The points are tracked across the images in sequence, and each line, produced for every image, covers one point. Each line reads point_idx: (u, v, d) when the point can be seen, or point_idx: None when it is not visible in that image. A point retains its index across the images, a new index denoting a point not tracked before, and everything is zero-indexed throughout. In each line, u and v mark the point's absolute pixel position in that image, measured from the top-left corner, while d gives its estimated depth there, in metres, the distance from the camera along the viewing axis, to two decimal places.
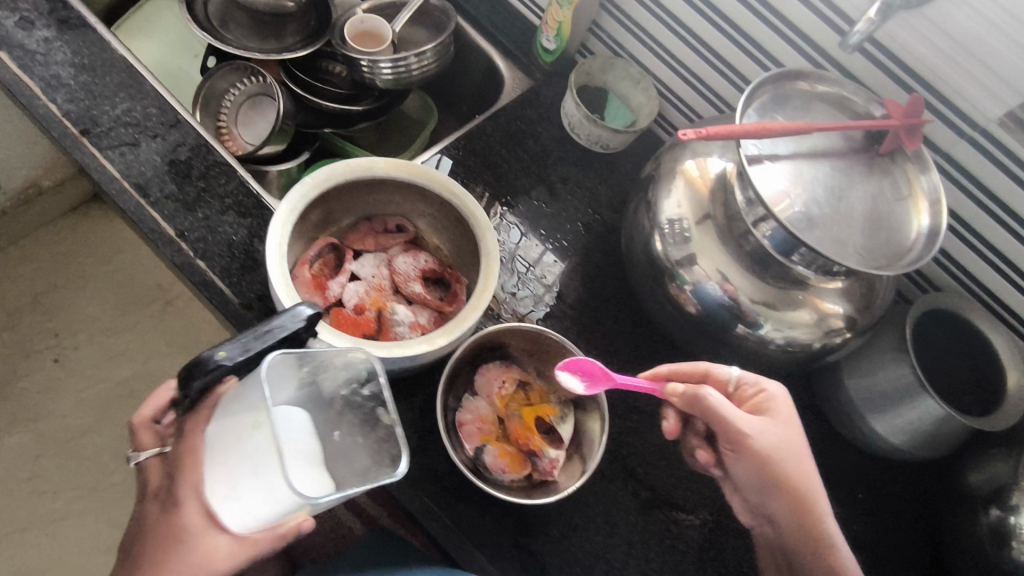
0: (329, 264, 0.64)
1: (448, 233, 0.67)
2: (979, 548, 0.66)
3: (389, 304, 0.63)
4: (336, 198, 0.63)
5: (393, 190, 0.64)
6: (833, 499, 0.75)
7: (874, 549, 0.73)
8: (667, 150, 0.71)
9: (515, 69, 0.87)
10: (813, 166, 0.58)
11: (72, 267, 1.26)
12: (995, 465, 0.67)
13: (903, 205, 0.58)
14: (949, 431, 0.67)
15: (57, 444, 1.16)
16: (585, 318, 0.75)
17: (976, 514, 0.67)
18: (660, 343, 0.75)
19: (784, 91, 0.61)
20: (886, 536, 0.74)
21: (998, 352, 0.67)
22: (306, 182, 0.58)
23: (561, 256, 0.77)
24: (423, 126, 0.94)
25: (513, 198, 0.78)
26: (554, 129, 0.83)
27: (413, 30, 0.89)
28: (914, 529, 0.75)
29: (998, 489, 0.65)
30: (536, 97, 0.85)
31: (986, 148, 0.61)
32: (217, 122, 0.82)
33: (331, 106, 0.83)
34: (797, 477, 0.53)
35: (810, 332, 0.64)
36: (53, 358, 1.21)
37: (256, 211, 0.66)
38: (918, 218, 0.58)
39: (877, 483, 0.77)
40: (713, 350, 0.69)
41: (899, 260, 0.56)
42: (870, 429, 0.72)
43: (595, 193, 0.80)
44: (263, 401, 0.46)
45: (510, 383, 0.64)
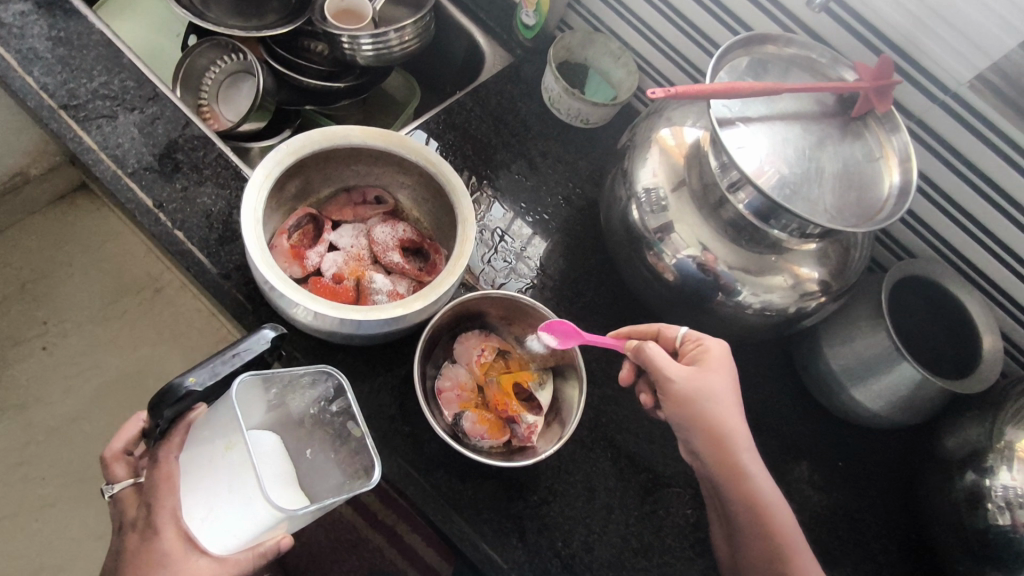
0: (308, 235, 0.64)
1: (426, 203, 0.67)
2: (956, 510, 0.67)
3: (367, 273, 0.63)
4: (313, 168, 0.63)
5: (370, 160, 0.65)
6: (814, 468, 0.76)
7: (855, 516, 0.74)
8: (644, 120, 0.71)
9: (495, 45, 0.87)
10: (784, 128, 0.58)
11: (59, 254, 1.25)
12: (971, 428, 0.68)
13: (874, 166, 0.59)
14: (925, 395, 0.68)
15: (46, 431, 1.16)
16: (566, 290, 0.75)
17: (952, 477, 0.68)
18: (640, 314, 0.75)
19: (756, 56, 0.62)
20: (866, 503, 0.75)
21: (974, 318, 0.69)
22: (281, 149, 0.58)
23: (541, 229, 0.77)
24: (406, 105, 0.94)
25: (494, 172, 0.79)
26: (535, 104, 0.84)
27: (394, 7, 0.90)
28: (893, 495, 0.76)
29: (973, 452, 0.66)
30: (516, 73, 0.85)
31: (957, 112, 0.62)
32: (198, 101, 0.83)
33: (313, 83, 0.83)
34: (717, 417, 0.54)
35: (787, 297, 0.64)
36: (41, 345, 1.21)
37: (234, 183, 0.66)
38: (889, 178, 0.58)
39: (857, 451, 0.77)
40: (691, 318, 0.70)
41: (869, 219, 0.56)
42: (849, 396, 0.72)
43: (575, 167, 0.81)
44: (234, 421, 0.48)
45: (489, 351, 0.64)
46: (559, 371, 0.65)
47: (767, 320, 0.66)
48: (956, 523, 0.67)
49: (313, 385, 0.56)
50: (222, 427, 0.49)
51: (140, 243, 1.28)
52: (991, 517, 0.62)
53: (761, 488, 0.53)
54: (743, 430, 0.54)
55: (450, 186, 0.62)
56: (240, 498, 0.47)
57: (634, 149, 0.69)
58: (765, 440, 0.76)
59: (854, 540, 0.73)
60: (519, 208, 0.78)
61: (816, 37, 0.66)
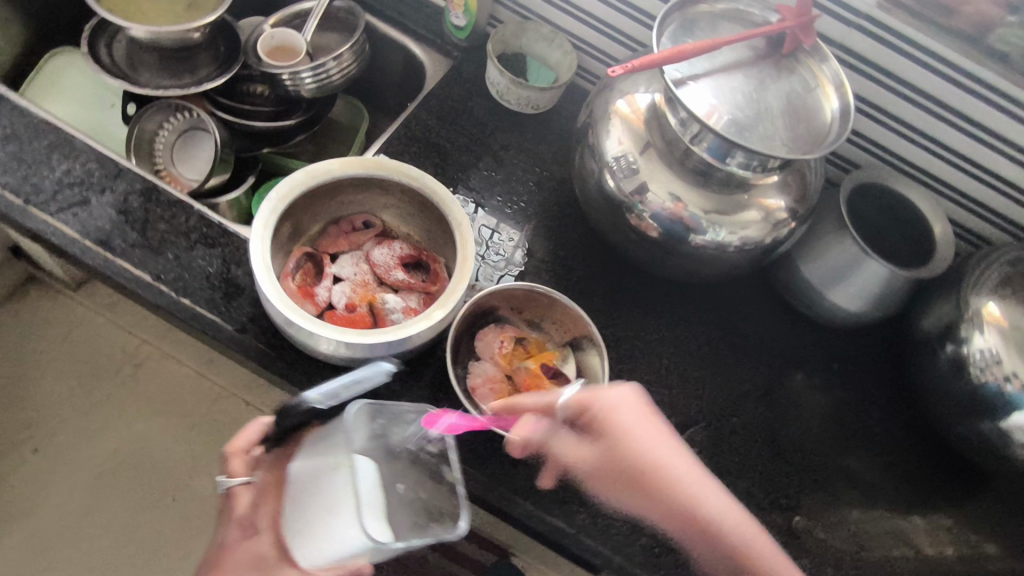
0: (310, 273, 0.66)
1: (414, 218, 0.70)
2: (944, 381, 0.75)
3: (378, 296, 0.66)
4: (301, 208, 0.64)
5: (353, 189, 0.67)
6: (814, 375, 0.83)
7: (858, 409, 0.82)
8: (596, 96, 0.76)
9: (432, 52, 0.90)
10: (729, 78, 0.63)
11: (27, 353, 1.21)
12: (940, 307, 0.76)
13: (813, 95, 0.64)
14: (896, 287, 0.75)
15: (60, 532, 1.13)
16: (558, 268, 0.79)
17: (934, 353, 0.76)
18: (630, 274, 0.81)
19: (688, 16, 0.66)
20: (865, 395, 0.83)
21: (921, 210, 0.76)
22: (272, 198, 0.59)
23: (521, 216, 0.81)
24: (357, 127, 0.95)
25: (464, 173, 0.82)
26: (484, 101, 0.87)
27: (324, 35, 0.91)
28: (886, 383, 0.84)
29: (947, 327, 0.74)
30: (459, 74, 0.88)
31: (871, 31, 0.69)
32: (154, 166, 0.82)
33: (264, 126, 0.83)
34: (634, 466, 0.56)
35: (761, 229, 0.70)
36: (32, 449, 1.17)
37: (223, 240, 0.67)
38: (829, 102, 0.64)
39: (847, 352, 0.85)
40: (680, 267, 0.75)
41: (821, 143, 0.62)
42: (831, 305, 0.79)
43: (538, 152, 0.85)
44: (345, 444, 0.51)
45: (508, 340, 0.68)
46: (575, 343, 0.69)
47: (748, 252, 0.72)
48: (946, 393, 0.75)
49: (417, 424, 0.56)
50: (323, 455, 0.51)
51: (109, 322, 1.25)
52: (974, 378, 0.71)
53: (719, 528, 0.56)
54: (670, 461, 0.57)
55: (438, 197, 0.64)
56: (335, 521, 0.48)
57: (595, 124, 0.73)
58: (767, 361, 0.82)
59: (863, 429, 0.80)
60: (496, 202, 0.81)
61: None
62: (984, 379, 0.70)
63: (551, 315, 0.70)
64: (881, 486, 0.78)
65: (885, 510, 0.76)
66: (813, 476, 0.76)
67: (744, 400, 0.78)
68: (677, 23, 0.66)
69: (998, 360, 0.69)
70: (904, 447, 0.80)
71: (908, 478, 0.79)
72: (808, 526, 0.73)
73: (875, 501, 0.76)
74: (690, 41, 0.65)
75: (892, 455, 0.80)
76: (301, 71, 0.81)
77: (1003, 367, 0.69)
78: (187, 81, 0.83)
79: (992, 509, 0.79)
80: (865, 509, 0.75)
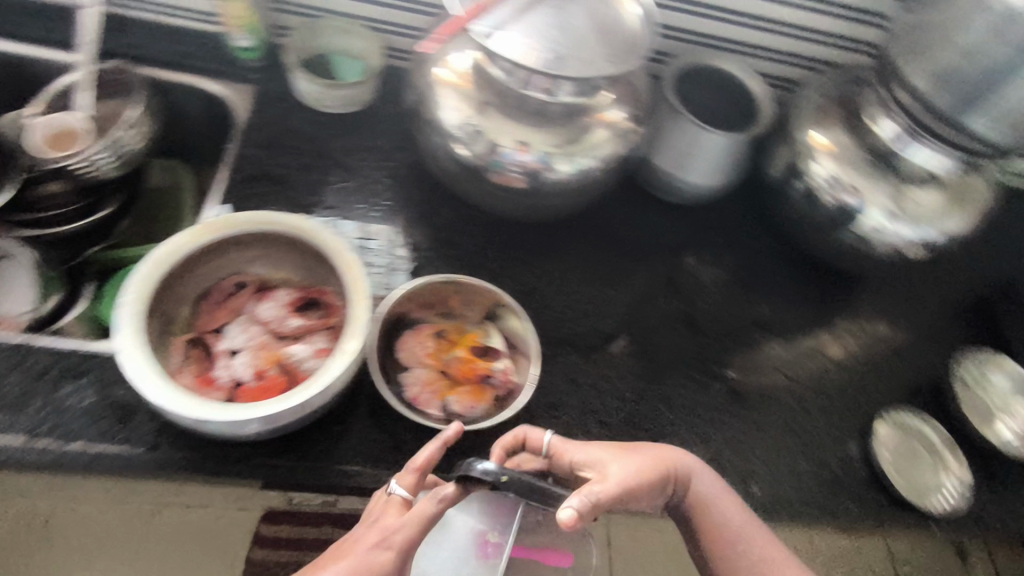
0: (201, 358, 0.61)
1: (286, 260, 0.66)
2: (803, 212, 0.85)
3: (283, 351, 0.62)
4: (164, 299, 0.59)
5: (210, 257, 0.62)
6: (703, 251, 0.89)
7: (748, 264, 0.90)
8: (415, 73, 0.75)
9: (229, 83, 0.84)
10: (534, 16, 0.64)
11: None
12: (781, 153, 0.85)
13: (613, 5, 0.67)
14: (740, 151, 0.82)
15: None
16: (446, 249, 0.79)
17: (788, 192, 0.85)
18: (512, 227, 0.82)
19: None
20: (749, 250, 0.91)
21: (736, 75, 0.83)
22: (126, 302, 0.54)
23: (391, 214, 0.79)
24: (179, 188, 0.88)
25: (317, 194, 0.78)
26: (304, 114, 0.82)
27: (101, 104, 0.81)
28: (761, 233, 0.93)
29: (790, 168, 0.83)
30: (267, 96, 0.83)
31: None
32: None
33: (77, 224, 0.77)
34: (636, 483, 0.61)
35: (613, 145, 0.74)
36: None
37: (91, 364, 0.60)
38: (626, 8, 0.67)
39: (721, 219, 0.92)
40: (555, 204, 0.77)
41: (634, 50, 0.66)
42: (693, 184, 0.86)
43: (380, 147, 0.83)
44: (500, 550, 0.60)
45: (429, 339, 0.68)
46: (494, 313, 0.71)
47: (611, 169, 0.75)
48: (809, 222, 0.85)
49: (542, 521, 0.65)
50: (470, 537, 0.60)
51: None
52: (826, 201, 0.81)
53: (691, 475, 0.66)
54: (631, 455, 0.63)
55: (307, 230, 0.61)
56: None
57: (426, 100, 0.72)
58: (660, 255, 0.88)
59: (758, 280, 0.89)
60: (360, 209, 0.78)
61: None
62: (834, 197, 0.80)
63: (463, 298, 0.70)
64: (788, 321, 0.87)
65: (798, 340, 0.85)
66: (734, 337, 0.83)
67: (654, 297, 0.84)
68: None
69: (839, 178, 0.79)
70: (793, 280, 0.90)
71: (805, 306, 0.88)
72: (746, 380, 0.80)
73: (787, 336, 0.85)
74: None
75: (787, 292, 0.89)
76: (92, 153, 0.72)
77: (844, 185, 0.79)
78: None
79: (873, 303, 0.91)
80: (783, 346, 0.84)
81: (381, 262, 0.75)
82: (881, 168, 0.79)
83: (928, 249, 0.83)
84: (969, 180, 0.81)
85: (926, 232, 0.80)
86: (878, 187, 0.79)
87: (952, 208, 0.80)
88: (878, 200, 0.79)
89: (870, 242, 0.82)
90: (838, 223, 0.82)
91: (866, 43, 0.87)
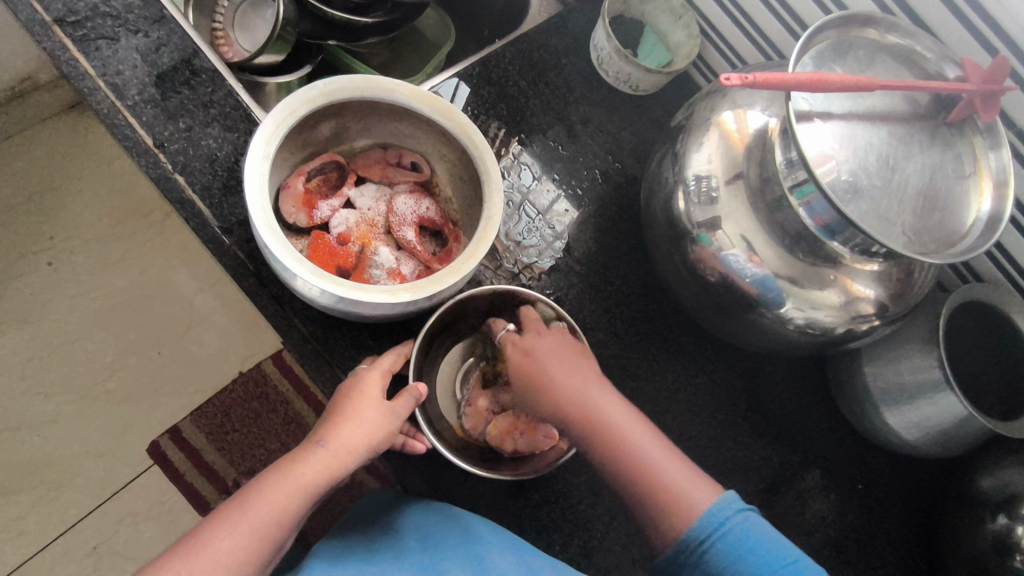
0: (329, 182, 0.60)
1: (462, 183, 0.61)
2: (736, 470, 0.66)
3: (375, 242, 0.58)
4: (351, 112, 0.56)
5: (410, 122, 0.58)
6: (679, 429, 0.66)
7: (725, 447, 0.66)
8: (704, 96, 0.61)
9: None
10: (424, 291, 0.50)
11: (62, 200, 1.14)
12: (758, 446, 0.67)
13: (464, 255, 0.52)
14: (658, 376, 0.66)
15: (50, 346, 1.10)
16: (655, 294, 0.68)
17: (721, 457, 0.66)
18: (687, 320, 0.68)
19: (845, 39, 0.50)
20: (759, 469, 0.66)
21: (913, 349, 0.60)
22: (316, 87, 0.51)
23: (193, 130, 0.57)
24: (439, 47, 0.83)
25: (527, 135, 0.70)
26: (580, 63, 0.73)
27: None
28: (771, 403, 0.68)
29: (752, 386, 0.68)
30: (564, 24, 0.74)
31: (826, 240, 0.52)
32: (212, 23, 0.73)
33: (336, 14, 0.69)
34: (375, 395, 0.50)
35: (435, 147, 0.60)
36: (47, 261, 1.12)
37: (418, 257, 0.59)
38: (469, 260, 0.52)
39: (709, 366, 0.67)
40: (727, 326, 0.61)
41: (420, 287, 0.50)
42: (749, 316, 0.58)
43: (617, 137, 0.71)
44: None
45: (309, 175, 0.58)
46: (289, 286, 0.53)
47: (460, 174, 0.60)
48: None
49: None
50: None
51: (100, 193, 1.15)
52: (708, 236, 0.57)
53: (348, 417, 0.48)
54: (351, 406, 0.49)
55: (89, 79, 0.56)
56: None
57: None
58: (641, 368, 0.66)
59: (684, 327, 0.67)
60: (120, 36, 0.58)
61: (562, 93, 0.71)
62: (832, 182, 0.47)
63: (326, 126, 0.56)
64: (655, 424, 0.65)
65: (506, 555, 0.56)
66: None
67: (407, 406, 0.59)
68: (540, 163, 0.69)
69: (848, 64, 0.49)
70: (782, 505, 0.66)
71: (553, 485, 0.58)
72: None
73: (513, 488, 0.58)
74: (540, 162, 0.69)
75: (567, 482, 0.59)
76: None
77: None
78: (382, 106, 0.56)
79: None
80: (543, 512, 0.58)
81: (175, 142, 0.57)
82: (917, 127, 0.49)
83: (848, 340, 0.58)
84: (883, 310, 0.55)
85: (846, 308, 0.55)
86: (878, 137, 0.48)
87: (1013, 201, 0.47)
88: (880, 150, 0.48)
89: (773, 313, 0.56)
90: (796, 236, 0.54)
91: (712, 72, 0.73)
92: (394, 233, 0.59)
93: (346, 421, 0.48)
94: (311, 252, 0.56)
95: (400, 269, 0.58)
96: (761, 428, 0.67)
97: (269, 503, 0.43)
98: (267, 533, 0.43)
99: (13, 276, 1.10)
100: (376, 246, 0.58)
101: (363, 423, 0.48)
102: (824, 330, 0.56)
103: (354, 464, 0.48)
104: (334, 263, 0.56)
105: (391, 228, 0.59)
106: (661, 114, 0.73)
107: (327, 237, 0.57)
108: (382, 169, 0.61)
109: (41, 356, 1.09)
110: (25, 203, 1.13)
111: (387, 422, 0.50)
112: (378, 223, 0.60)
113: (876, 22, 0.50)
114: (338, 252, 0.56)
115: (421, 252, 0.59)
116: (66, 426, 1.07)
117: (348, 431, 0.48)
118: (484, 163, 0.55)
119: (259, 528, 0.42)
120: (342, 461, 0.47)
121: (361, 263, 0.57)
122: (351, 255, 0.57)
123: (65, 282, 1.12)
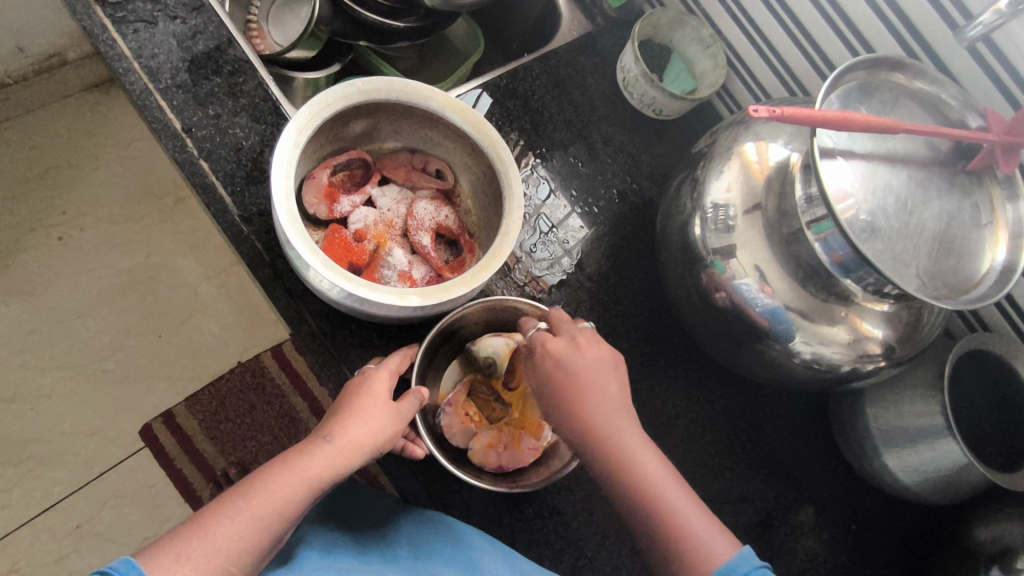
0: (353, 178, 0.60)
1: (482, 193, 0.61)
2: (731, 500, 0.65)
3: (390, 244, 0.59)
4: (385, 112, 0.57)
5: (440, 129, 0.59)
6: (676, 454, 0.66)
7: (721, 476, 0.66)
8: (728, 125, 0.61)
9: (576, 11, 0.76)
10: (436, 296, 0.50)
11: (78, 176, 1.14)
12: (754, 476, 0.66)
13: (478, 265, 0.52)
14: (660, 397, 0.66)
15: (53, 320, 1.10)
16: (662, 316, 0.68)
17: (717, 486, 0.66)
18: (692, 346, 0.68)
19: (873, 81, 0.50)
20: (754, 500, 0.66)
21: (917, 393, 0.60)
22: (353, 84, 0.52)
23: (221, 118, 0.58)
24: (467, 57, 0.84)
25: (548, 150, 0.70)
26: (605, 83, 0.74)
27: None
28: (771, 435, 0.68)
29: (753, 416, 0.68)
30: (592, 44, 0.75)
31: (838, 277, 0.52)
32: (247, 16, 0.75)
33: (368, 16, 0.70)
34: (382, 395, 0.50)
35: (461, 157, 0.60)
36: (58, 236, 1.12)
37: (432, 262, 0.59)
38: (483, 270, 0.52)
39: (711, 392, 0.67)
40: (733, 354, 0.62)
41: (432, 292, 0.50)
42: (756, 346, 0.58)
43: (636, 159, 0.72)
44: None
45: (335, 168, 0.58)
46: (302, 277, 0.53)
47: (484, 187, 0.61)
48: None
49: None
50: None
51: (117, 173, 1.16)
52: (722, 263, 0.57)
53: (353, 415, 0.48)
54: (357, 404, 0.49)
55: (124, 59, 0.57)
56: None
57: None
58: (644, 389, 0.66)
59: (690, 352, 0.68)
60: (158, 21, 0.58)
61: (586, 112, 0.72)
62: (850, 219, 0.47)
63: (358, 123, 0.57)
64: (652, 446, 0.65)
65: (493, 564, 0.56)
66: None
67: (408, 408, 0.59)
68: (559, 178, 0.70)
69: (874, 105, 0.50)
70: (775, 539, 0.65)
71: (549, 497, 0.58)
72: None
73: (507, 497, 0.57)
74: (560, 177, 0.70)
75: None
76: None
77: None
78: (415, 111, 0.56)
79: None
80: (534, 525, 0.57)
81: (203, 129, 0.57)
82: (938, 173, 0.50)
83: (852, 379, 0.58)
84: (888, 352, 0.56)
85: (853, 346, 0.55)
86: (898, 179, 0.49)
87: None
88: (899, 192, 0.49)
89: (780, 344, 0.56)
90: (809, 271, 0.54)
91: (735, 103, 0.74)
92: (410, 237, 0.59)
93: (351, 419, 0.48)
94: (327, 245, 0.56)
95: (411, 273, 0.58)
96: (759, 459, 0.67)
97: (272, 498, 0.43)
98: (269, 525, 0.42)
99: (22, 248, 1.11)
100: (391, 246, 0.59)
101: (369, 422, 0.48)
102: (830, 366, 0.56)
103: (358, 463, 0.48)
104: (348, 258, 0.56)
105: (407, 231, 0.60)
106: (680, 140, 0.73)
107: (344, 232, 0.57)
108: (406, 172, 0.62)
109: (43, 329, 1.09)
110: (41, 177, 1.13)
111: (392, 423, 0.50)
112: (396, 224, 0.60)
113: (904, 67, 0.51)
114: (353, 249, 0.57)
115: (434, 258, 0.59)
116: (61, 402, 1.07)
117: (354, 429, 0.48)
118: (507, 177, 0.55)
119: (261, 519, 0.42)
120: (346, 459, 0.46)
121: (374, 261, 0.58)
122: (366, 252, 0.57)
123: (74, 257, 1.12)
